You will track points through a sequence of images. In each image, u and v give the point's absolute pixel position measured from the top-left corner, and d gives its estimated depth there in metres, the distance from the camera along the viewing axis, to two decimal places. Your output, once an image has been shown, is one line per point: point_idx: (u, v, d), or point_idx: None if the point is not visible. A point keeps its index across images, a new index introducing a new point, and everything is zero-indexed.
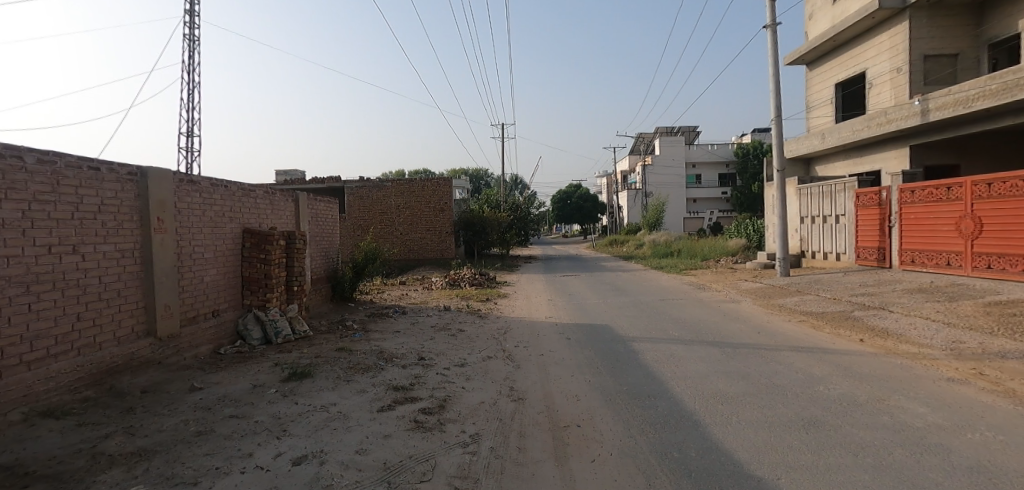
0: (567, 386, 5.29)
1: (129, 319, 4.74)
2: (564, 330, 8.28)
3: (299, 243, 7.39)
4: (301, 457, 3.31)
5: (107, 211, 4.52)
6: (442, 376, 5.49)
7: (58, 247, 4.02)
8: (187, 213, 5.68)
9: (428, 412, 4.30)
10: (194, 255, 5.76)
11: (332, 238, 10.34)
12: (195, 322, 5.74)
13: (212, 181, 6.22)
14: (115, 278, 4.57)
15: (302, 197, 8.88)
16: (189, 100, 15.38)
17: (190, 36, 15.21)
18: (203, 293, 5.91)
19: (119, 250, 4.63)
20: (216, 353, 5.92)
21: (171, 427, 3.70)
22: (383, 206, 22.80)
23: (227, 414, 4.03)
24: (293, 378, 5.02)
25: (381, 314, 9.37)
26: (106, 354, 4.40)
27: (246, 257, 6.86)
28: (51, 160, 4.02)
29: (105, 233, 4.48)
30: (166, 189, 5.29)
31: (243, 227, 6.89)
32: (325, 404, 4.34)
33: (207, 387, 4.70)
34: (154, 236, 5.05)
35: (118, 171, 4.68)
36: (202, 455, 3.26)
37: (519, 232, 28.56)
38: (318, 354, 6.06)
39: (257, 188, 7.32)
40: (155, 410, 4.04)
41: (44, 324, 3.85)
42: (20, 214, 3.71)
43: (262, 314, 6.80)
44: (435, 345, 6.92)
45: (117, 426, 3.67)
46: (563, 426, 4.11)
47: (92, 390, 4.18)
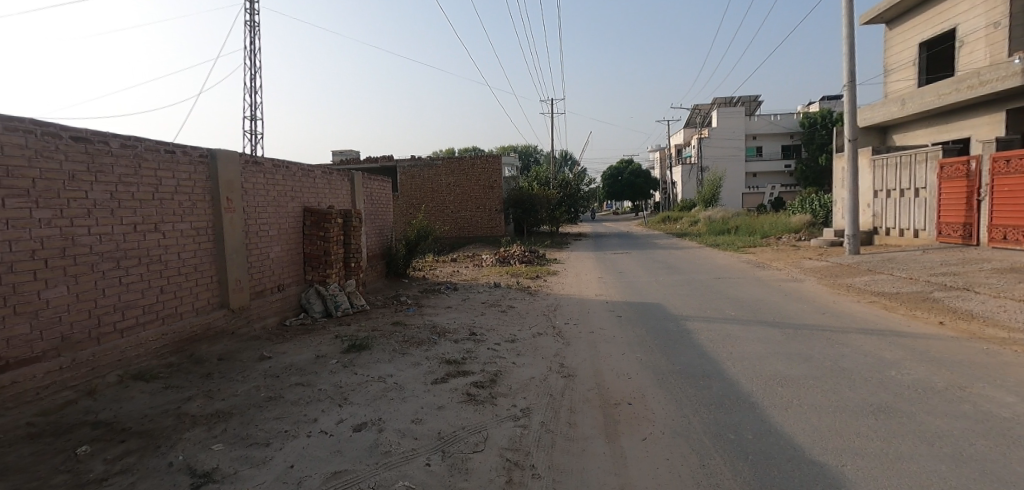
0: (617, 364, 5.23)
1: (205, 291, 5.11)
2: (615, 308, 8.15)
3: (355, 221, 7.67)
4: (362, 424, 3.49)
5: (183, 192, 4.84)
6: (493, 351, 5.57)
7: (142, 225, 4.36)
8: (253, 193, 6.00)
9: (479, 386, 4.40)
10: (259, 233, 6.09)
11: (385, 216, 10.62)
12: (262, 296, 6.12)
13: (274, 161, 6.51)
14: (191, 254, 4.93)
15: (358, 177, 9.17)
16: (253, 84, 16.12)
17: (250, 23, 15.80)
18: (269, 269, 6.27)
19: (193, 227, 4.96)
20: (282, 324, 6.31)
21: (243, 392, 3.99)
22: (434, 185, 23.17)
23: (293, 381, 4.30)
24: (352, 349, 5.26)
25: (433, 290, 9.60)
26: (186, 323, 4.80)
27: (307, 235, 7.17)
28: (133, 145, 4.32)
29: (181, 212, 4.82)
30: (233, 170, 5.58)
31: (304, 206, 7.20)
32: (382, 375, 4.53)
33: (275, 356, 5.02)
34: (223, 215, 5.36)
35: (190, 153, 4.98)
36: (272, 419, 3.51)
37: (570, 209, 28.18)
38: (375, 328, 6.33)
39: (316, 168, 7.60)
40: (230, 376, 4.37)
41: (134, 295, 4.25)
42: (107, 195, 4.03)
43: (323, 289, 7.13)
44: (486, 321, 7.04)
45: (198, 389, 4.01)
46: (614, 404, 4.09)
47: (175, 356, 4.58)
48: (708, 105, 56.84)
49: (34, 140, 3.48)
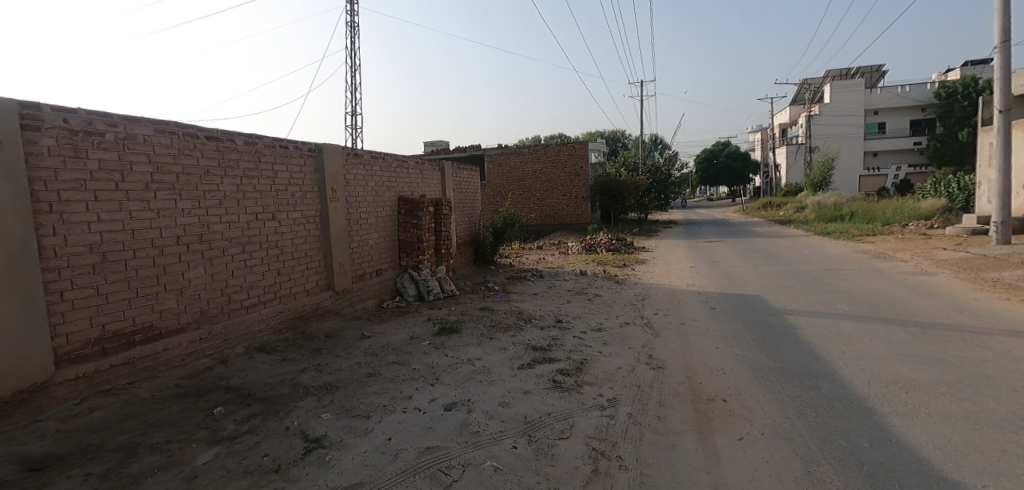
0: (710, 358, 4.95)
1: (314, 274, 5.62)
2: (708, 299, 7.73)
3: (446, 210, 7.96)
4: (452, 403, 3.64)
5: (295, 184, 5.32)
6: (578, 339, 5.53)
7: (262, 214, 4.86)
8: (354, 183, 6.43)
9: (565, 373, 4.39)
10: (360, 221, 6.54)
11: (473, 204, 10.92)
12: (363, 279, 6.59)
13: (372, 153, 6.92)
14: (302, 240, 5.42)
15: (448, 166, 9.48)
16: (353, 82, 17.24)
17: (350, 24, 16.85)
18: (368, 255, 6.73)
19: (303, 215, 5.44)
20: (380, 306, 6.75)
21: (346, 367, 4.34)
22: (520, 173, 23.34)
23: (390, 360, 4.60)
24: (443, 332, 5.49)
25: (519, 277, 9.73)
26: (299, 303, 5.31)
27: (402, 223, 7.57)
28: (254, 142, 4.80)
29: (294, 203, 5.31)
30: (337, 162, 6.01)
31: (398, 195, 7.60)
32: (471, 358, 4.69)
33: (374, 336, 5.39)
34: (329, 204, 5.82)
35: (301, 148, 5.44)
36: (372, 393, 3.78)
37: (660, 195, 27.03)
38: (464, 312, 6.56)
39: (409, 158, 7.98)
40: (336, 352, 4.77)
41: (256, 276, 4.78)
42: (233, 187, 4.53)
43: (416, 274, 7.50)
44: (572, 309, 7.00)
45: (309, 362, 4.42)
46: (706, 400, 3.88)
47: (290, 332, 5.09)
48: (820, 78, 51.30)
49: (177, 140, 3.99)
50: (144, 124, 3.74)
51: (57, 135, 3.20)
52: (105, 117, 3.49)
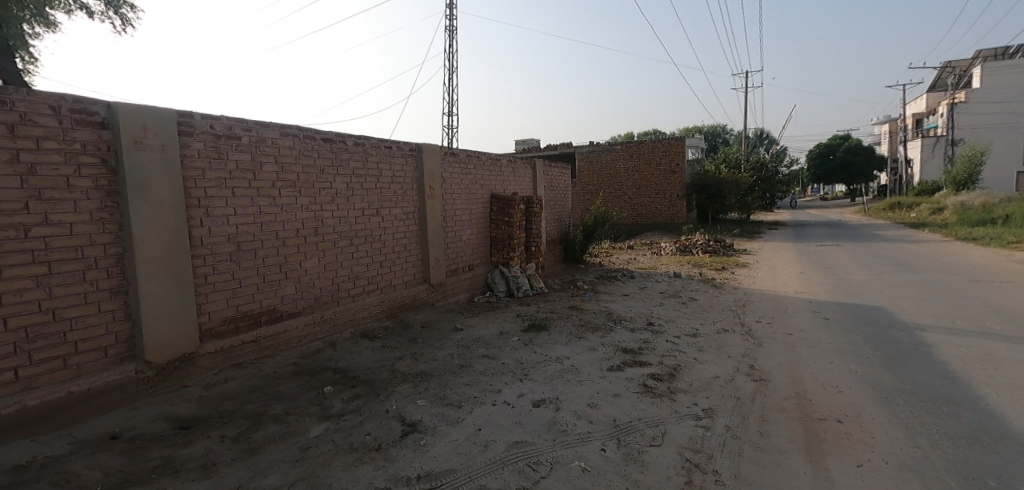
0: (823, 373, 4.49)
1: (412, 267, 5.94)
2: (821, 308, 7.01)
3: (536, 207, 8.02)
4: (540, 400, 3.66)
5: (397, 182, 5.66)
6: (671, 344, 5.30)
7: (368, 210, 5.23)
8: (450, 181, 6.69)
9: (657, 378, 4.22)
10: (454, 217, 6.80)
11: (564, 202, 10.88)
12: (456, 273, 6.84)
13: (467, 152, 7.16)
14: (402, 235, 5.76)
15: (540, 164, 9.54)
16: (451, 84, 17.98)
17: (450, 28, 17.57)
18: (462, 250, 6.97)
19: (403, 212, 5.77)
20: (471, 300, 6.98)
21: (440, 358, 4.54)
22: (612, 171, 22.89)
23: (481, 353, 4.73)
24: (532, 329, 5.54)
25: (609, 277, 9.54)
26: (398, 294, 5.65)
27: (494, 220, 7.74)
28: (362, 142, 5.17)
29: (396, 199, 5.65)
30: (435, 161, 6.29)
31: (491, 193, 7.79)
32: (559, 356, 4.67)
33: (466, 328, 5.58)
34: (427, 201, 6.11)
35: (403, 148, 5.77)
36: (464, 384, 3.91)
37: (764, 194, 25.05)
38: (553, 310, 6.56)
39: (502, 157, 8.14)
40: (431, 342, 5.01)
41: (361, 268, 5.15)
42: (344, 185, 4.92)
43: (507, 270, 7.63)
44: (665, 312, 6.72)
45: (407, 351, 4.69)
46: (817, 419, 3.52)
47: (390, 321, 5.43)
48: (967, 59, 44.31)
49: (299, 142, 4.42)
50: (272, 128, 4.18)
51: (205, 139, 3.68)
52: (241, 123, 3.94)
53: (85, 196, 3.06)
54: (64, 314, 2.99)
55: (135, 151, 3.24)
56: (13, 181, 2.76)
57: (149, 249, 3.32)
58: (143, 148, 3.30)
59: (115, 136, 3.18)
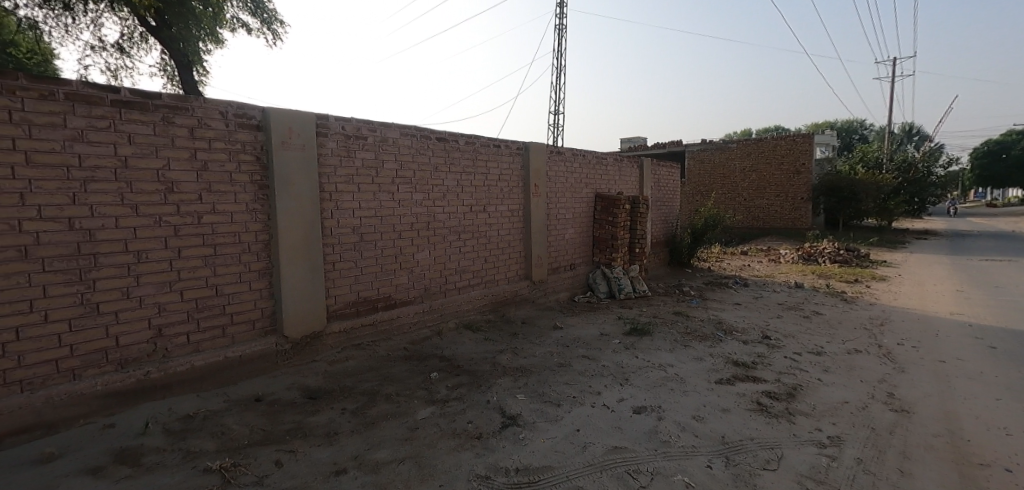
0: (987, 411, 3.79)
1: (515, 263, 6.06)
2: (986, 335, 5.93)
3: (642, 208, 7.77)
4: (642, 407, 3.53)
5: (504, 180, 5.81)
6: (791, 360, 4.82)
7: (476, 206, 5.44)
8: (555, 180, 6.72)
9: (773, 397, 3.87)
10: (558, 216, 6.81)
11: (671, 203, 10.41)
12: (557, 272, 6.86)
13: (573, 150, 7.13)
14: (507, 231, 5.90)
15: (647, 162, 9.21)
16: (558, 82, 18.05)
17: (560, 26, 17.62)
18: (564, 249, 6.97)
19: (509, 209, 5.91)
20: (572, 299, 6.96)
21: (540, 354, 4.59)
22: (725, 170, 21.51)
23: (580, 353, 4.69)
24: (634, 333, 5.38)
25: (719, 283, 8.94)
26: (501, 288, 5.80)
27: (597, 219, 7.63)
28: (473, 141, 5.37)
29: (502, 197, 5.80)
30: (541, 159, 6.34)
31: (596, 192, 7.68)
32: (663, 364, 4.48)
33: (566, 327, 5.57)
34: (532, 199, 6.19)
35: (511, 147, 5.90)
36: (563, 383, 3.91)
37: (912, 198, 21.82)
38: (656, 315, 6.31)
39: (608, 155, 7.99)
40: (530, 338, 5.08)
41: (468, 262, 5.37)
42: (455, 182, 5.16)
43: (609, 271, 7.48)
44: (784, 326, 6.14)
45: (508, 345, 4.80)
46: (979, 464, 2.99)
47: (493, 315, 5.60)
48: None
49: (416, 142, 4.71)
50: (394, 128, 4.50)
51: (337, 139, 4.07)
52: (368, 124, 4.30)
53: (244, 189, 3.54)
54: (225, 290, 3.49)
55: (282, 150, 3.68)
56: (192, 175, 3.29)
57: (290, 237, 3.76)
58: (289, 147, 3.73)
59: (267, 137, 3.64)
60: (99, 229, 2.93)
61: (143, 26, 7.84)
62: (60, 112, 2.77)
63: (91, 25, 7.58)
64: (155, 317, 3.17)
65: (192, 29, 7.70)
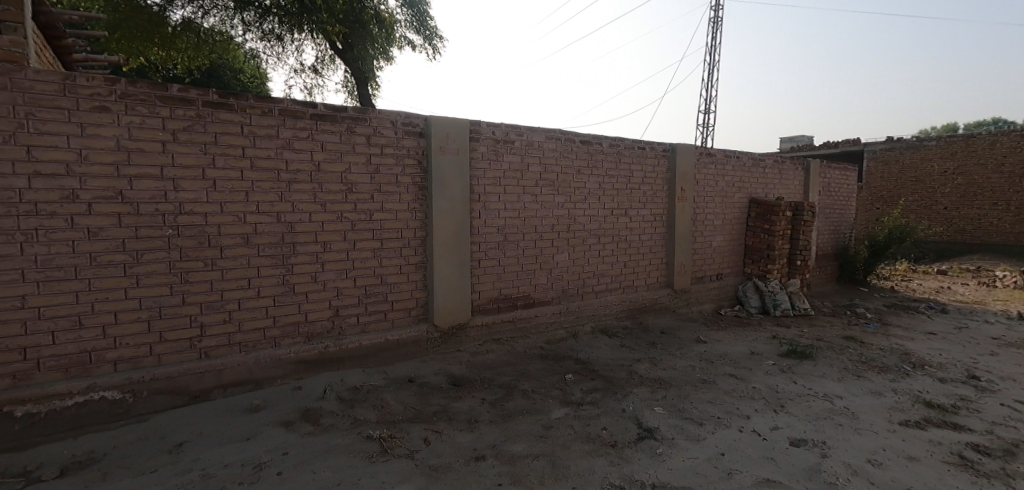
0: None
1: (655, 270, 5.82)
2: None
3: (806, 215, 6.93)
4: (801, 440, 3.13)
5: (647, 183, 5.61)
6: (1011, 410, 3.86)
7: (617, 210, 5.34)
8: (703, 184, 6.30)
9: (983, 451, 3.14)
10: (705, 221, 6.37)
11: (844, 210, 9.06)
12: (702, 281, 6.42)
13: (726, 151, 6.60)
14: (648, 237, 5.69)
15: (815, 164, 8.15)
16: (710, 79, 16.91)
17: (714, 19, 16.49)
18: (711, 257, 6.50)
19: (651, 213, 5.70)
20: (717, 312, 6.46)
21: (680, 367, 4.34)
22: (918, 172, 18.11)
23: (727, 371, 4.33)
24: (792, 355, 4.80)
25: (906, 307, 7.54)
26: (639, 295, 5.62)
27: (751, 226, 6.97)
28: (617, 144, 5.28)
29: (645, 200, 5.61)
30: (689, 161, 5.99)
31: (751, 196, 7.02)
32: (828, 394, 3.92)
33: (710, 342, 5.19)
34: (677, 203, 5.88)
35: (657, 149, 5.68)
36: (706, 401, 3.64)
37: None
38: (821, 337, 5.55)
39: (767, 156, 7.25)
40: (670, 350, 4.83)
41: (606, 266, 5.30)
42: (597, 185, 5.13)
43: (763, 284, 6.78)
44: (1000, 365, 4.94)
45: (645, 354, 4.63)
46: None
47: (630, 321, 5.45)
48: None
49: (560, 145, 4.78)
50: (540, 132, 4.62)
51: (487, 144, 4.32)
52: (516, 129, 4.48)
53: (406, 190, 3.94)
54: (387, 280, 3.92)
55: (439, 154, 4.02)
56: (367, 177, 3.76)
57: (443, 234, 4.08)
58: (445, 152, 4.05)
59: (428, 142, 4.00)
60: (298, 222, 3.50)
61: (334, 50, 9.19)
62: (275, 125, 3.37)
63: (296, 52, 9.09)
64: (334, 299, 3.70)
65: (369, 49, 8.80)
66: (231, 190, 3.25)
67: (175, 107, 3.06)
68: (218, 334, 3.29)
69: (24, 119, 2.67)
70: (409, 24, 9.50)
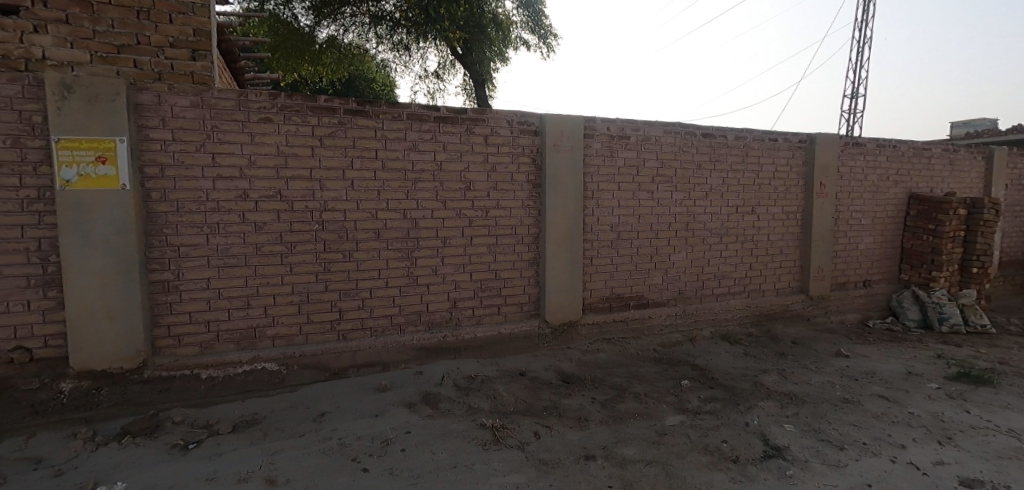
0: None
1: (787, 274, 5.29)
2: None
3: (986, 213, 5.89)
4: (976, 481, 2.63)
5: (779, 178, 5.11)
6: None
7: (742, 207, 4.94)
8: (849, 178, 5.56)
9: None
10: (850, 220, 5.63)
11: None
12: (845, 288, 5.69)
13: (879, 140, 5.77)
14: (779, 237, 5.19)
15: (1000, 153, 6.78)
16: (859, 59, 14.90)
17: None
18: (856, 261, 5.74)
19: (783, 211, 5.18)
20: (864, 323, 5.69)
21: (816, 383, 3.90)
22: None
23: (875, 391, 3.79)
24: (963, 379, 4.06)
25: None
26: (767, 300, 5.15)
27: (910, 227, 6.02)
28: (744, 136, 4.88)
29: (776, 197, 5.13)
30: (831, 153, 5.33)
31: (910, 192, 6.05)
32: (1016, 429, 3.25)
33: (853, 357, 4.58)
34: (815, 200, 5.27)
35: (791, 140, 5.15)
36: (848, 423, 3.22)
37: None
38: (1005, 360, 4.61)
39: (933, 145, 6.20)
40: (803, 362, 4.36)
41: (729, 267, 4.94)
42: (720, 181, 4.79)
43: (924, 294, 5.80)
44: None
45: (773, 365, 4.24)
46: None
47: (755, 328, 5.02)
48: None
49: (680, 139, 4.55)
50: (657, 126, 4.44)
51: (602, 140, 4.25)
52: (632, 123, 4.35)
53: (521, 187, 4.03)
54: (502, 275, 4.05)
55: (554, 152, 4.04)
56: (484, 175, 3.91)
57: (556, 231, 4.11)
58: (559, 149, 4.07)
59: (543, 140, 4.04)
60: (421, 218, 3.76)
61: (454, 55, 9.69)
62: (403, 128, 3.65)
63: (421, 59, 9.74)
64: (452, 292, 3.91)
65: (487, 52, 9.13)
66: (366, 188, 3.59)
67: (322, 116, 3.44)
68: (354, 318, 3.66)
69: (211, 130, 3.20)
70: (524, 24, 9.69)
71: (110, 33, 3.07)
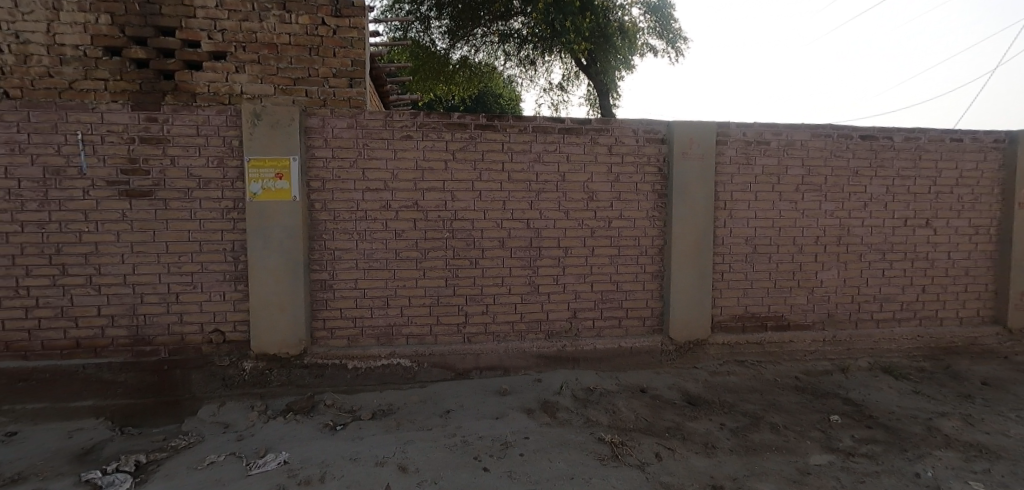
0: None
1: (974, 300, 4.41)
2: None
3: None
4: None
5: (965, 185, 4.30)
6: None
7: (913, 220, 4.24)
8: None
9: None
10: None
11: None
12: None
13: None
14: (964, 256, 4.36)
15: None
16: None
17: None
18: None
19: (970, 225, 4.34)
20: None
21: (1018, 435, 3.17)
22: None
23: None
24: None
25: None
26: (946, 331, 4.34)
27: None
28: (916, 137, 4.20)
29: (959, 208, 4.32)
30: None
31: None
32: None
33: None
34: (1017, 211, 4.33)
35: (982, 139, 4.31)
36: None
37: None
38: None
39: None
40: (998, 409, 3.58)
41: (894, 289, 4.26)
42: (883, 189, 4.17)
43: None
44: None
45: (954, 409, 3.55)
46: None
47: (929, 363, 4.25)
48: None
49: (832, 142, 4.06)
50: (804, 129, 4.02)
51: (737, 146, 3.96)
52: (773, 128, 3.99)
53: (646, 197, 3.91)
54: (624, 286, 3.96)
55: (682, 160, 3.86)
56: (608, 185, 3.86)
57: (683, 243, 3.90)
58: (688, 157, 3.87)
59: (670, 148, 3.89)
60: (544, 228, 3.83)
61: (578, 66, 9.75)
62: (529, 141, 3.77)
63: (546, 72, 9.96)
64: (573, 302, 3.92)
65: (612, 61, 9.04)
66: (492, 199, 3.76)
67: (455, 131, 3.70)
68: (478, 322, 3.84)
69: (362, 148, 3.62)
70: (652, 30, 9.44)
71: (289, 68, 3.63)
